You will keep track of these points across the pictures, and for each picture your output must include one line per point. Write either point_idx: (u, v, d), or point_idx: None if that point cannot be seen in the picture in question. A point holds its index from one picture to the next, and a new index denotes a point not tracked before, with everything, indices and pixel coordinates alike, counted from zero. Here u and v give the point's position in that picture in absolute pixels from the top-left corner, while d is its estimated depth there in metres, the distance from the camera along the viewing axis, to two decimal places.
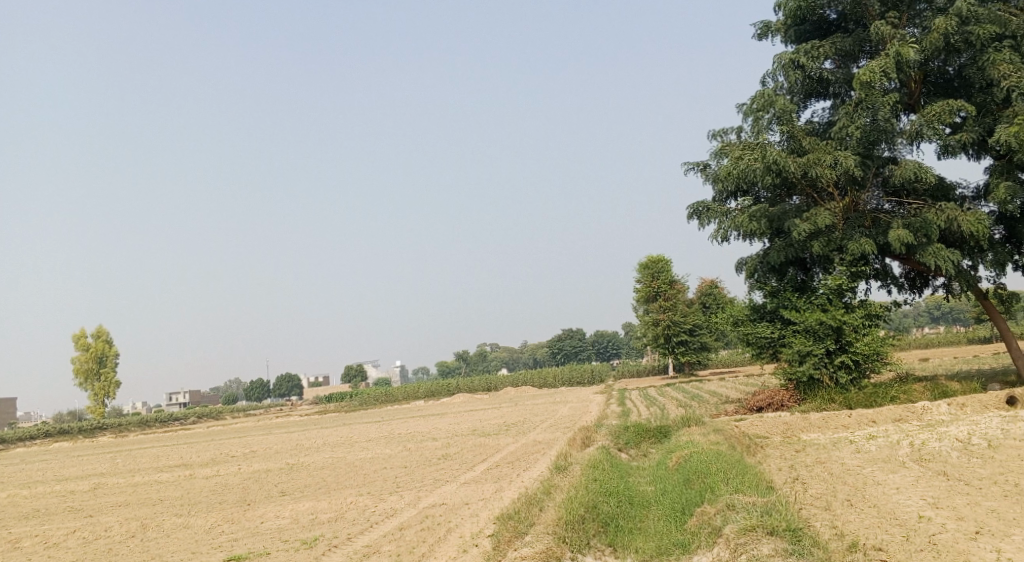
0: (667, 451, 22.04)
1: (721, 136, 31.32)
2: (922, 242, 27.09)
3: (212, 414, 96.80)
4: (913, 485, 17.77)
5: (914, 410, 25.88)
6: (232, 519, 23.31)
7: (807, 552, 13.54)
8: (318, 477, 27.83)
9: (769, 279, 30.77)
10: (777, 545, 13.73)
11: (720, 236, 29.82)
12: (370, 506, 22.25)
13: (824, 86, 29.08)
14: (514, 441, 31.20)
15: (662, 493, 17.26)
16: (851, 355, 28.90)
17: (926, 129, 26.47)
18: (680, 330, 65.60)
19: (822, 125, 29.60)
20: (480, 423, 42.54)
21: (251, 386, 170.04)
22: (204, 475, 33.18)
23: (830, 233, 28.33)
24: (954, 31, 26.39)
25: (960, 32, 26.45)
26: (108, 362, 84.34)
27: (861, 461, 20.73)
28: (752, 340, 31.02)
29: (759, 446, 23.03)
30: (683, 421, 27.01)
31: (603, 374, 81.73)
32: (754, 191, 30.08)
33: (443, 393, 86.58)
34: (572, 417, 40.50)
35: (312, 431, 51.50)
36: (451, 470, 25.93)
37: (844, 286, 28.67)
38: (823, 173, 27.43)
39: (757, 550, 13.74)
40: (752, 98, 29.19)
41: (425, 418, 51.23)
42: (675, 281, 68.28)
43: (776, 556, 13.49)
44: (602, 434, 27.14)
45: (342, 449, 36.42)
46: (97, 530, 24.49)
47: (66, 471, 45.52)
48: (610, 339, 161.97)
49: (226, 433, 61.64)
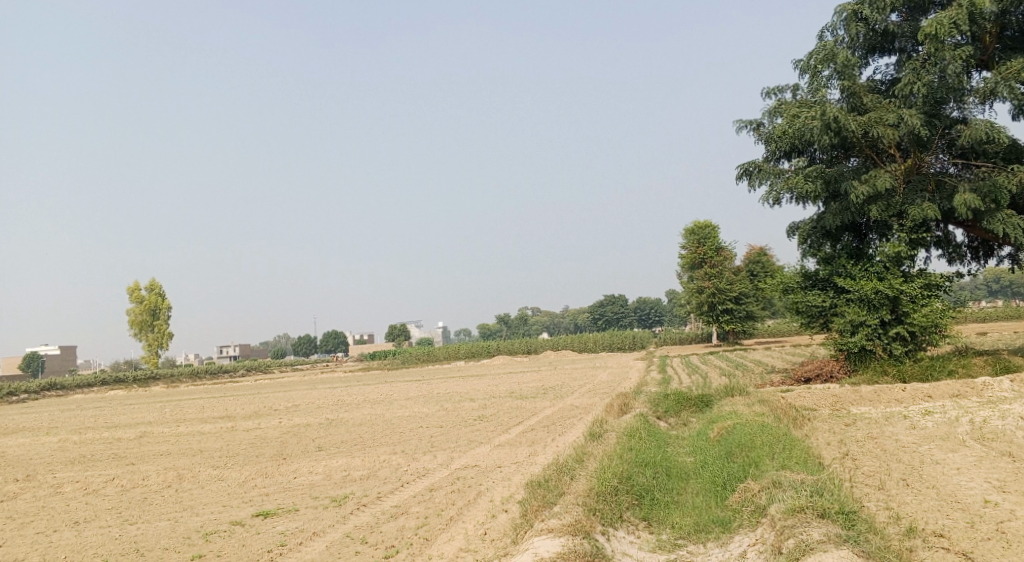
0: (710, 420, 21.09)
1: (775, 94, 29.84)
2: (989, 208, 25.52)
3: (259, 366, 97.68)
4: (975, 466, 16.63)
5: (973, 385, 24.53)
6: (265, 473, 22.90)
7: (862, 539, 12.54)
8: (353, 434, 27.38)
9: (823, 245, 29.40)
10: (829, 529, 12.75)
11: (772, 198, 28.47)
12: (403, 465, 21.64)
13: (889, 40, 27.44)
14: (552, 405, 30.43)
15: (702, 466, 16.30)
16: (907, 326, 27.50)
17: (1002, 86, 24.65)
18: (726, 298, 63.89)
19: (886, 83, 27.97)
20: (519, 385, 41.84)
21: (298, 342, 171.80)
22: (243, 428, 32.97)
23: (890, 197, 26.82)
24: None
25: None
26: (160, 314, 85.27)
27: (916, 438, 19.55)
28: (801, 309, 29.77)
29: (807, 418, 21.95)
30: (726, 389, 25.95)
31: (646, 341, 80.63)
32: (809, 151, 28.66)
33: (485, 354, 86.25)
34: (612, 382, 39.66)
35: (354, 387, 51.34)
36: (487, 431, 25.24)
37: (903, 253, 27.23)
38: (885, 133, 25.98)
39: (806, 534, 12.76)
40: (811, 53, 27.56)
41: (466, 379, 50.78)
42: (723, 248, 66.62)
43: (827, 542, 12.50)
44: (642, 401, 26.24)
45: (380, 406, 36.03)
46: (133, 479, 24.28)
47: (113, 419, 45.94)
48: (655, 306, 160.55)
49: (271, 386, 61.83)
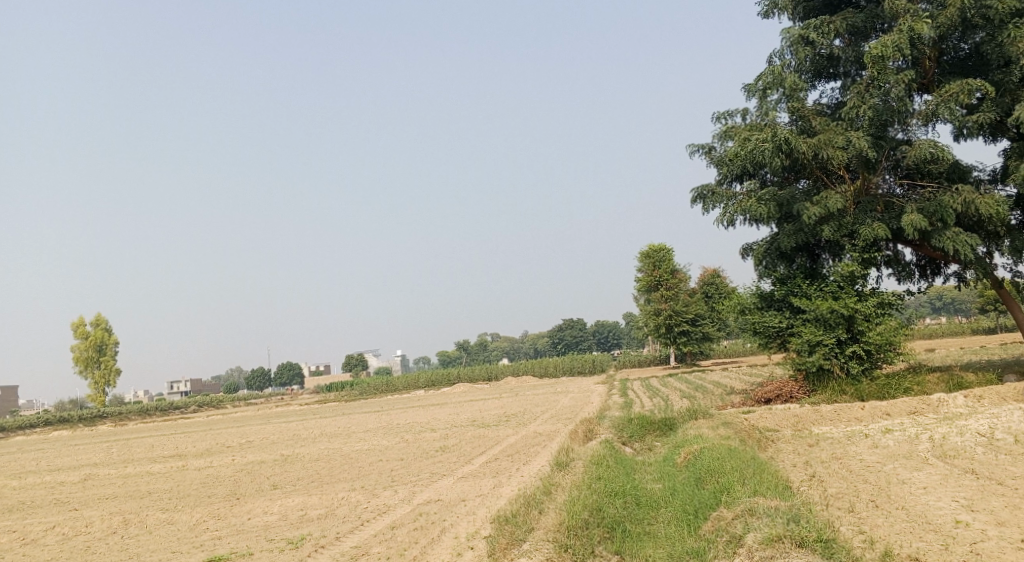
0: (673, 446, 20.82)
1: (725, 118, 30.01)
2: (937, 226, 25.80)
3: (212, 401, 95.60)
4: (941, 484, 16.58)
5: (929, 401, 24.66)
6: (218, 515, 22.10)
7: None
8: (310, 470, 26.65)
9: (778, 265, 29.49)
10: None
11: (727, 220, 28.50)
12: (362, 502, 21.02)
13: (834, 64, 27.75)
14: (513, 433, 29.98)
15: (672, 494, 16.02)
16: (862, 344, 27.60)
17: (942, 108, 25.04)
18: (682, 320, 64.06)
19: (832, 107, 28.27)
20: (479, 414, 41.30)
21: (251, 375, 168.93)
22: (195, 467, 32.00)
23: (841, 217, 26.98)
24: (971, 5, 24.97)
25: (977, 6, 25.00)
26: (107, 350, 83.21)
27: (880, 457, 19.48)
28: (759, 330, 29.77)
29: (770, 440, 21.81)
30: (688, 413, 25.76)
31: (604, 365, 80.54)
32: (761, 173, 28.82)
33: (443, 382, 85.45)
34: (572, 408, 39.36)
35: (310, 420, 50.35)
36: (448, 463, 24.71)
37: (856, 273, 27.40)
38: (834, 155, 26.18)
39: None
40: (760, 77, 27.73)
41: (425, 408, 50.08)
42: (678, 271, 66.94)
43: None
44: (604, 427, 25.93)
45: (338, 439, 35.23)
46: (78, 525, 23.29)
47: (59, 461, 44.45)
48: (611, 329, 161.01)
49: (224, 422, 60.41)
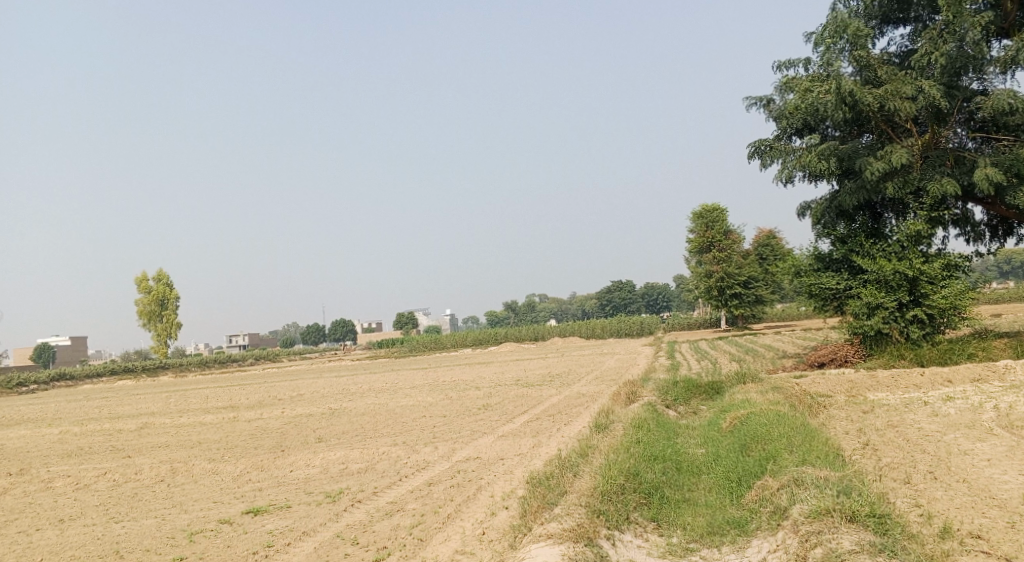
0: (720, 410, 20.07)
1: (786, 68, 28.69)
2: (1012, 182, 24.39)
3: (267, 355, 96.84)
4: (1007, 457, 15.68)
5: (993, 369, 23.54)
6: (260, 466, 21.95)
7: (899, 548, 11.62)
8: (354, 424, 26.43)
9: (838, 224, 28.21)
10: (861, 538, 11.81)
11: (785, 176, 27.35)
12: (402, 457, 20.67)
13: (904, 9, 26.20)
14: (558, 393, 29.41)
15: (715, 460, 15.33)
16: (925, 308, 26.39)
17: (1022, 54, 23.47)
18: (735, 283, 62.74)
19: (901, 55, 26.76)
20: (524, 373, 40.87)
21: (304, 331, 171.10)
22: (244, 418, 32.07)
23: (907, 173, 25.64)
24: None
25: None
26: (169, 305, 84.36)
27: (940, 426, 18.52)
28: (815, 292, 28.66)
29: (822, 406, 20.92)
30: (738, 376, 24.90)
31: (653, 326, 79.58)
32: (822, 127, 27.49)
33: (491, 341, 85.28)
34: (619, 370, 38.64)
35: (358, 376, 50.51)
36: (490, 421, 24.27)
37: (922, 233, 26.12)
38: (901, 106, 24.77)
39: (836, 542, 11.84)
40: (824, 24, 26.28)
41: (472, 367, 49.88)
42: (731, 232, 65.35)
43: (861, 553, 11.58)
44: (650, 388, 25.23)
45: (383, 395, 35.09)
46: (126, 473, 23.37)
47: (115, 410, 45.13)
48: (663, 292, 159.51)
49: (277, 375, 60.94)
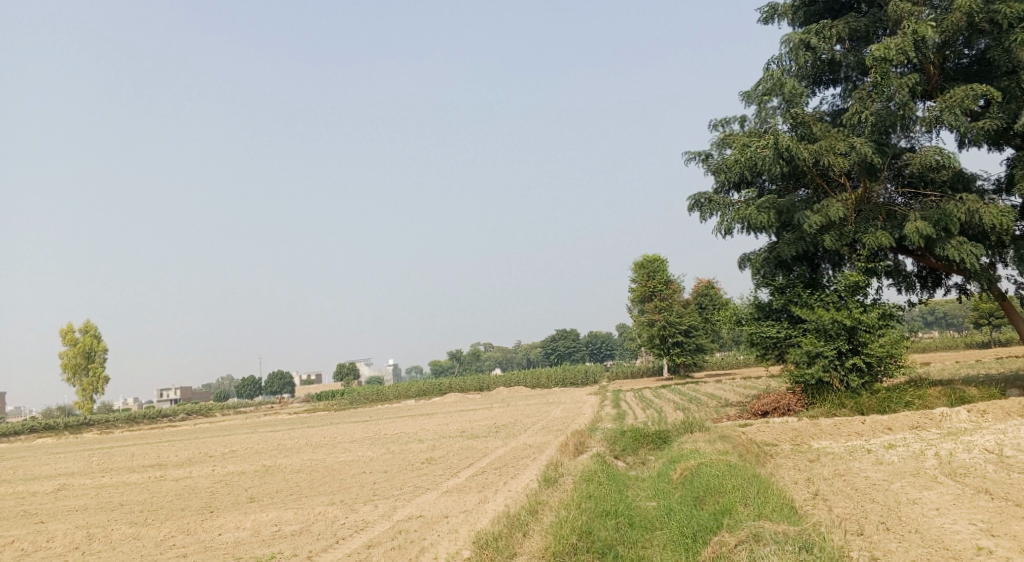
0: (669, 461, 19.75)
1: (723, 126, 29.06)
2: (941, 235, 24.89)
3: (201, 409, 94.17)
4: (955, 506, 15.71)
5: (930, 416, 23.78)
6: (187, 530, 20.87)
7: None
8: (289, 482, 25.43)
9: (776, 275, 28.38)
10: None
11: (725, 230, 27.50)
12: (340, 517, 19.86)
13: (834, 70, 26.77)
14: (503, 445, 28.84)
15: (667, 514, 14.96)
16: (863, 357, 26.61)
17: (946, 115, 24.02)
18: (676, 331, 63.18)
19: (833, 114, 27.28)
20: (467, 424, 40.18)
21: (241, 383, 167.17)
22: (172, 478, 30.73)
23: (842, 226, 25.96)
24: (978, 9, 24.01)
25: (985, 10, 24.07)
26: (95, 357, 81.76)
27: (886, 474, 18.46)
28: (756, 341, 28.67)
29: (769, 455, 20.77)
30: (684, 425, 24.65)
31: (597, 375, 79.67)
32: (759, 181, 27.79)
33: (434, 392, 84.24)
34: (564, 419, 38.22)
35: (296, 430, 49.19)
36: (433, 476, 23.59)
37: (859, 283, 26.42)
38: (835, 162, 25.15)
39: None
40: (759, 82, 26.69)
41: (415, 418, 48.95)
42: (672, 281, 65.99)
43: None
44: (597, 439, 24.82)
45: (322, 450, 34.06)
46: (39, 541, 21.99)
47: (35, 470, 43.02)
48: (606, 340, 160.02)
49: (210, 430, 59.04)
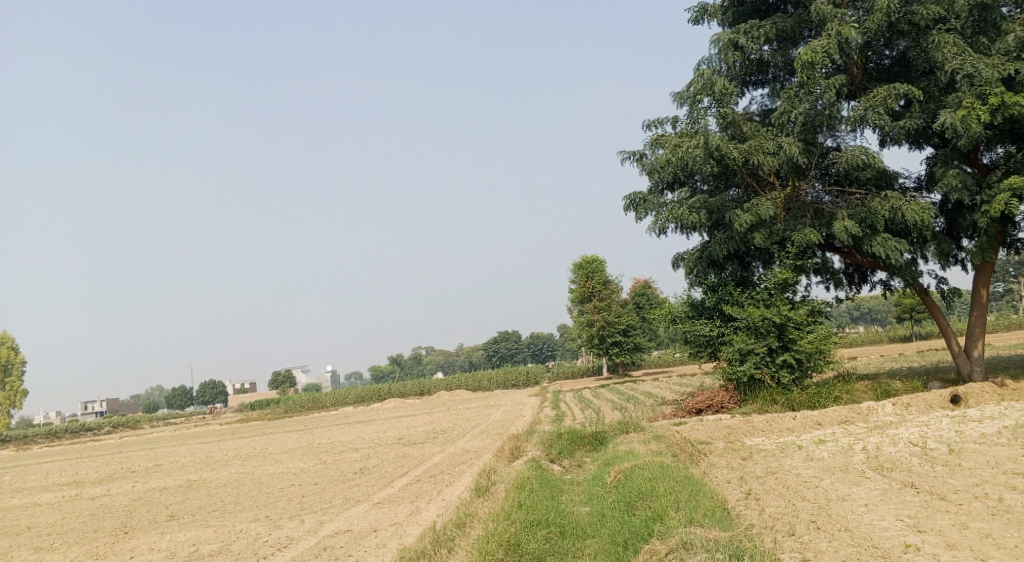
0: (603, 463, 19.58)
1: (656, 126, 29.09)
2: (866, 233, 25.30)
3: (128, 422, 91.54)
4: (884, 501, 15.86)
5: (858, 410, 24.08)
6: (97, 554, 19.98)
7: None
8: (212, 498, 24.62)
9: (708, 274, 28.47)
10: None
11: (659, 229, 27.50)
12: (263, 535, 19.25)
13: (762, 70, 26.98)
14: (439, 451, 28.41)
15: (600, 521, 14.78)
16: (794, 353, 26.86)
17: (870, 114, 24.36)
18: (615, 331, 63.40)
19: (762, 114, 27.50)
20: (404, 431, 39.62)
21: (174, 394, 163.01)
22: (88, 496, 29.54)
23: (771, 224, 26.14)
24: (896, 11, 24.50)
25: (903, 12, 24.67)
26: (12, 370, 79.07)
27: (816, 471, 18.56)
28: (690, 339, 28.68)
29: (703, 454, 20.75)
30: (619, 425, 24.52)
31: (538, 376, 79.69)
32: (692, 181, 27.81)
33: (373, 398, 83.27)
34: (502, 422, 37.92)
35: (227, 441, 47.94)
36: (365, 487, 23.04)
37: (788, 281, 26.68)
38: (764, 161, 25.28)
39: None
40: (690, 83, 26.75)
41: (351, 426, 48.12)
42: (611, 281, 66.35)
43: None
44: (533, 442, 24.54)
45: (252, 462, 33.15)
46: None
47: None
48: (547, 341, 160.02)
49: (136, 444, 57.24)
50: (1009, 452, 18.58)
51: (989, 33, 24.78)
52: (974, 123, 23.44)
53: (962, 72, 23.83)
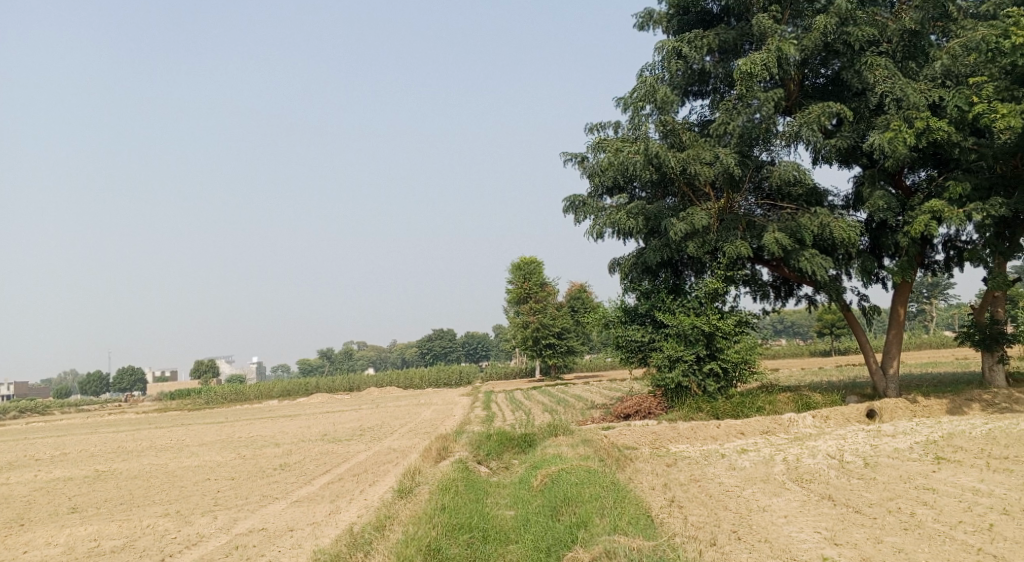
0: (530, 466, 19.46)
1: (598, 130, 29.12)
2: (795, 247, 25.70)
3: (38, 407, 88.37)
4: (802, 512, 16.07)
5: (779, 420, 24.44)
6: None
7: None
8: (121, 490, 23.76)
9: (642, 280, 28.54)
10: None
11: (596, 233, 27.52)
12: (172, 531, 18.63)
13: (703, 81, 27.26)
14: (363, 450, 27.96)
15: (523, 526, 14.66)
16: (720, 362, 27.21)
17: (804, 130, 24.70)
18: (549, 333, 63.42)
19: (701, 125, 27.75)
20: (329, 427, 38.95)
21: (91, 380, 158.08)
22: None
23: (705, 234, 26.33)
24: (834, 31, 24.90)
25: (838, 32, 25.02)
26: None
27: (738, 480, 18.72)
28: (621, 344, 28.71)
29: (629, 459, 20.79)
30: (547, 428, 24.43)
31: (471, 376, 79.38)
32: (631, 187, 27.91)
33: (299, 392, 81.90)
34: (430, 422, 37.53)
35: (142, 431, 46.52)
36: (283, 484, 22.50)
37: (718, 290, 26.99)
38: (701, 171, 25.48)
39: None
40: (633, 89, 26.84)
41: (274, 420, 47.14)
42: (548, 283, 66.35)
43: None
44: (461, 443, 24.27)
45: (166, 454, 32.16)
46: None
47: None
48: (480, 341, 159.65)
49: (45, 430, 55.18)
50: (921, 466, 19.02)
51: (917, 59, 25.55)
52: (900, 145, 23.73)
53: (892, 95, 24.38)
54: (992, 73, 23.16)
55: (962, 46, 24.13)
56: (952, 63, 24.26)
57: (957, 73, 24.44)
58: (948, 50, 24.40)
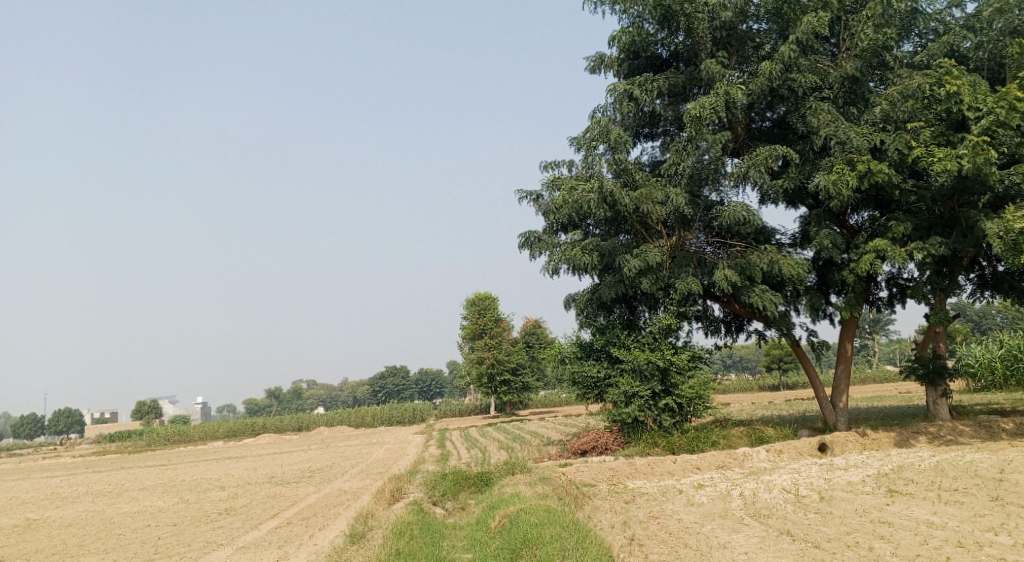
0: (488, 506, 18.99)
1: (552, 168, 29.06)
2: (745, 284, 25.77)
3: None
4: (762, 549, 15.83)
5: (733, 455, 24.30)
6: None
7: None
8: (56, 540, 22.67)
9: (598, 315, 28.27)
10: None
11: (552, 269, 27.29)
12: None
13: (654, 123, 27.37)
14: (313, 492, 27.16)
15: None
16: (675, 397, 27.05)
17: (752, 172, 24.81)
18: (503, 369, 62.89)
19: (651, 166, 27.84)
20: (278, 468, 37.92)
21: (27, 423, 153.04)
22: None
23: (658, 270, 26.29)
24: (778, 77, 25.07)
25: (783, 78, 25.17)
26: None
27: (696, 516, 18.45)
28: (577, 380, 28.36)
29: (586, 497, 20.41)
30: (503, 466, 23.99)
31: (424, 414, 78.38)
32: (585, 225, 27.81)
33: (246, 432, 80.04)
34: (384, 461, 36.74)
35: (81, 476, 44.84)
36: (229, 530, 21.67)
37: (672, 326, 26.91)
38: (653, 210, 25.47)
39: None
40: (586, 128, 26.85)
41: (220, 462, 45.82)
42: (502, 319, 66.00)
43: None
44: (415, 484, 23.68)
45: (105, 500, 30.92)
46: None
47: None
48: (432, 378, 158.31)
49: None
50: (875, 500, 18.94)
51: (857, 104, 25.68)
52: (844, 187, 24.00)
53: (835, 139, 24.49)
54: (928, 118, 24.02)
55: (900, 93, 24.47)
56: (890, 109, 24.46)
57: (895, 118, 24.58)
58: (887, 97, 24.64)
